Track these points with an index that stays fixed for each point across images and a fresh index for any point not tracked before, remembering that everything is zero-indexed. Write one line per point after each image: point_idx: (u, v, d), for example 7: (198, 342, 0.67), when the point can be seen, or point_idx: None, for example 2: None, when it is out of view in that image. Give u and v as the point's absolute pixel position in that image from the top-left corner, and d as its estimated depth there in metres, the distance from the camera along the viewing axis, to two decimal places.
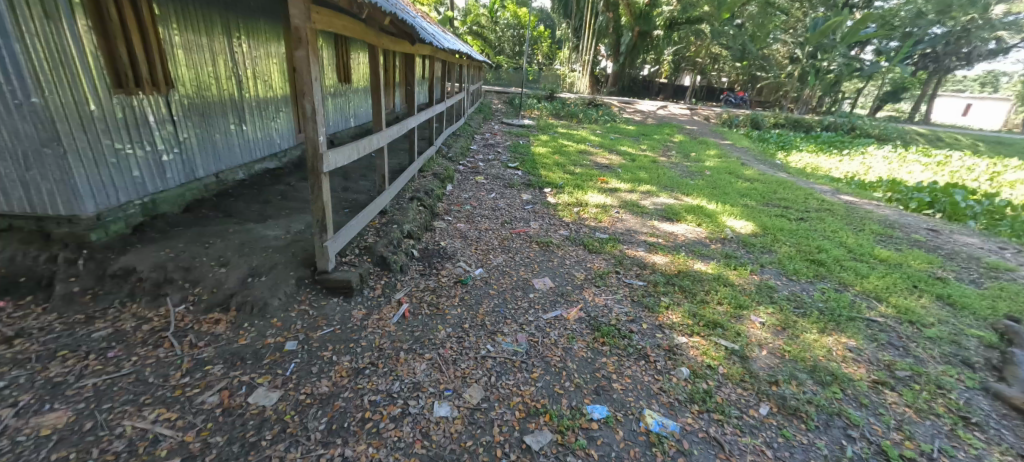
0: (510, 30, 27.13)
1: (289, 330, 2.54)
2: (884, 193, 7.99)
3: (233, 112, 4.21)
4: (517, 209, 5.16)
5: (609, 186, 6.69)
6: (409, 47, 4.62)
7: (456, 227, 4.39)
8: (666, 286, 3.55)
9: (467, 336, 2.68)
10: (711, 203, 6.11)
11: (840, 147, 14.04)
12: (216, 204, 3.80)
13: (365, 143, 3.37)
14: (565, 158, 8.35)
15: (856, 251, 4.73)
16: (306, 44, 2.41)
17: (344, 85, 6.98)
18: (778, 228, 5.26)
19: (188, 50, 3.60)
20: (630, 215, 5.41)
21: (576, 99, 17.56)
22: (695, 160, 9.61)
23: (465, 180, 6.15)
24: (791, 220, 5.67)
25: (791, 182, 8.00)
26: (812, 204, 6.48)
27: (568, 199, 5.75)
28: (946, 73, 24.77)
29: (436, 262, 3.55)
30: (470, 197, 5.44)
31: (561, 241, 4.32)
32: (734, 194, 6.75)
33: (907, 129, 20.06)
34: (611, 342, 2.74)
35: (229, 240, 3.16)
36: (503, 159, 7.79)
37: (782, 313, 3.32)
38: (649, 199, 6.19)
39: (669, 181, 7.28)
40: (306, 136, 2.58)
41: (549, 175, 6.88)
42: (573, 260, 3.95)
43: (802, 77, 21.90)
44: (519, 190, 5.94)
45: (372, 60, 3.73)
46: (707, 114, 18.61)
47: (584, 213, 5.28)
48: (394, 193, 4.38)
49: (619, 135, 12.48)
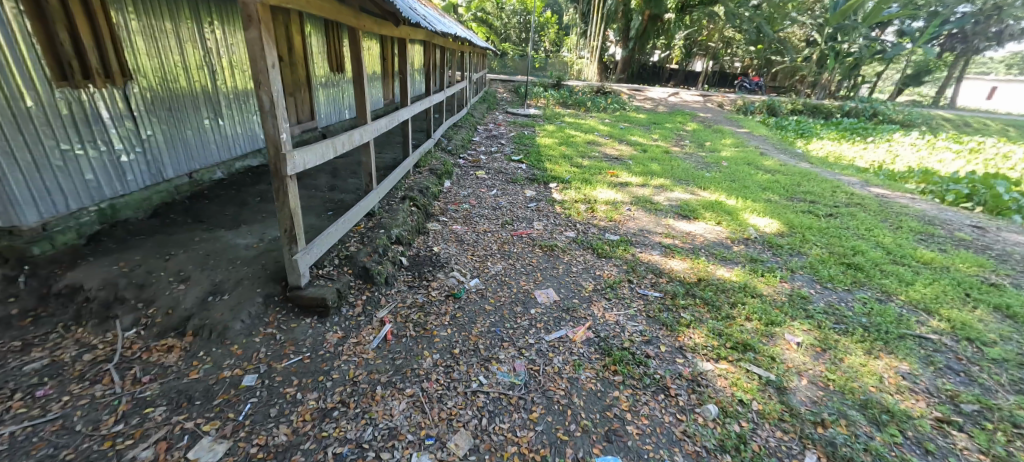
0: (516, 17, 26.36)
1: (250, 360, 2.19)
2: (917, 184, 7.44)
3: (207, 105, 3.84)
4: (520, 207, 4.77)
5: (619, 179, 6.25)
6: (395, 29, 4.14)
7: (452, 229, 4.01)
8: (686, 298, 3.15)
9: (457, 365, 2.32)
10: (731, 198, 5.65)
11: (864, 133, 13.36)
12: (186, 206, 3.46)
13: (345, 139, 2.98)
14: (573, 150, 7.89)
15: (896, 253, 4.26)
16: (259, 23, 1.97)
17: (337, 74, 6.59)
18: (807, 226, 4.80)
19: (149, 37, 3.23)
20: (643, 213, 4.99)
21: (584, 87, 16.94)
22: (711, 150, 9.09)
23: (464, 176, 5.75)
24: (819, 216, 5.20)
25: (815, 173, 7.46)
26: (841, 198, 5.99)
27: (575, 195, 5.33)
28: (973, 54, 23.63)
29: (427, 273, 3.18)
30: (469, 194, 5.06)
31: (567, 244, 3.93)
32: (755, 188, 6.25)
33: (932, 114, 19.15)
34: (624, 371, 2.36)
35: (193, 251, 2.82)
36: (507, 152, 7.37)
37: (820, 331, 2.90)
38: (663, 194, 5.75)
39: (684, 174, 6.81)
40: (267, 133, 2.20)
41: (555, 169, 6.46)
42: (580, 266, 3.55)
43: (821, 60, 20.96)
44: (523, 186, 5.54)
45: (353, 45, 3.31)
46: (720, 101, 17.90)
47: (593, 211, 4.88)
48: (384, 193, 4.00)
49: (629, 124, 11.97)
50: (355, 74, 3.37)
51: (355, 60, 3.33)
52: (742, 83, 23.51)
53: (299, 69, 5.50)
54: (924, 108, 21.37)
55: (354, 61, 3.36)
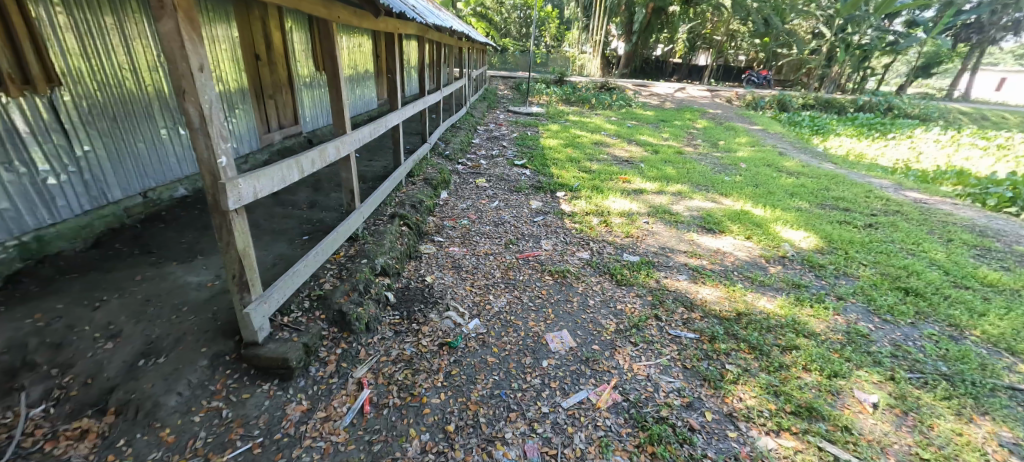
0: (517, 12, 25.75)
1: (183, 452, 1.69)
2: (953, 186, 6.88)
3: (164, 113, 3.34)
4: (525, 222, 4.24)
5: (632, 186, 5.71)
6: (369, 21, 3.54)
7: (448, 252, 3.49)
8: (728, 341, 2.63)
9: (451, 450, 1.80)
10: (758, 206, 5.12)
11: (882, 129, 12.79)
12: (137, 233, 2.95)
13: (317, 154, 2.47)
14: (579, 152, 7.36)
15: (956, 274, 3.73)
16: (175, 11, 1.46)
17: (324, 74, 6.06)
18: (847, 241, 4.28)
19: (83, 34, 2.72)
20: (662, 226, 4.46)
21: (587, 83, 16.37)
22: (726, 150, 8.54)
23: (463, 185, 5.23)
24: (858, 228, 4.68)
25: (842, 175, 6.91)
26: (876, 205, 5.47)
27: (586, 206, 4.81)
28: (988, 45, 22.93)
29: (417, 313, 2.67)
30: (468, 207, 4.53)
31: (580, 269, 3.42)
32: (781, 194, 5.72)
33: (948, 107, 18.52)
34: (665, 455, 1.84)
35: (130, 295, 2.33)
36: (509, 155, 6.83)
37: (894, 384, 2.39)
38: (681, 203, 5.22)
39: (701, 178, 6.27)
40: (200, 157, 1.69)
41: (562, 174, 5.93)
42: (598, 298, 3.04)
43: (831, 52, 20.31)
44: (528, 196, 5.01)
45: (326, 41, 2.78)
46: (728, 96, 17.29)
47: (606, 225, 4.35)
48: (370, 211, 3.48)
49: (636, 121, 11.42)
50: (331, 76, 2.86)
51: (330, 58, 2.82)
52: (750, 78, 22.83)
53: (280, 69, 4.99)
54: (938, 101, 20.71)
55: (330, 59, 2.84)
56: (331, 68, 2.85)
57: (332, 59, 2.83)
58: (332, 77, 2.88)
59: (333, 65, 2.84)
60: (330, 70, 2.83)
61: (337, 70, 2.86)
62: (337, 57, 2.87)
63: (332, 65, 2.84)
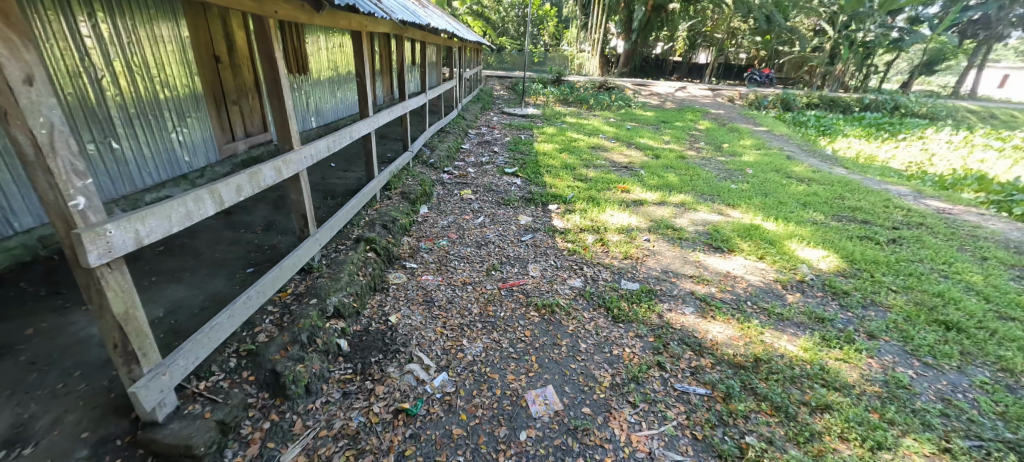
0: (514, 10, 25.34)
1: None
2: (974, 193, 6.45)
3: (92, 125, 2.90)
4: (512, 242, 3.80)
5: (632, 196, 5.27)
6: (326, 20, 3.06)
7: (421, 281, 3.05)
8: (746, 399, 2.19)
9: None
10: (769, 219, 4.68)
11: (891, 129, 12.35)
12: (50, 267, 2.52)
13: (248, 178, 2.03)
14: (576, 158, 6.93)
15: (997, 301, 3.29)
16: None
17: (300, 76, 5.62)
18: (870, 261, 3.85)
19: None
20: (665, 244, 4.02)
21: (586, 83, 15.92)
22: (731, 154, 8.08)
23: (447, 197, 4.79)
24: (880, 245, 4.25)
25: (855, 181, 6.47)
26: (897, 217, 5.03)
27: (580, 221, 4.37)
28: (995, 42, 22.45)
29: (373, 366, 2.22)
30: (450, 224, 4.09)
31: (572, 301, 2.98)
32: (793, 205, 5.28)
33: (955, 105, 18.06)
34: None
35: (12, 357, 1.89)
36: (500, 162, 6.40)
37: (951, 457, 1.95)
38: (685, 216, 4.78)
39: (706, 187, 5.83)
40: (45, 199, 1.25)
41: (556, 184, 5.48)
42: (592, 339, 2.60)
43: (834, 49, 19.86)
44: (517, 210, 4.57)
45: (263, 43, 2.34)
46: (731, 95, 16.84)
47: (603, 245, 3.91)
48: (331, 235, 3.03)
49: (636, 123, 10.98)
50: (272, 82, 2.41)
51: (268, 61, 2.37)
52: (751, 76, 22.37)
53: (245, 72, 4.55)
54: (944, 99, 20.28)
55: (269, 62, 2.40)
56: (270, 73, 2.40)
57: (271, 62, 2.38)
58: (273, 84, 2.43)
59: (272, 70, 2.40)
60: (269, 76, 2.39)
61: (278, 76, 2.41)
62: (278, 59, 2.42)
63: (271, 70, 2.40)
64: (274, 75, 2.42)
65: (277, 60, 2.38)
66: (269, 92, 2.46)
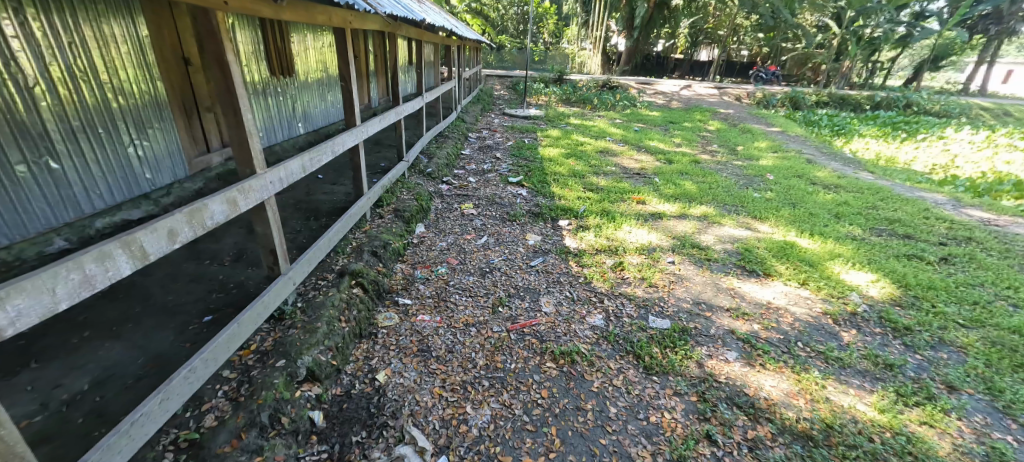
0: (514, 8, 24.88)
1: None
2: (1014, 201, 5.97)
3: (22, 142, 2.46)
4: (520, 268, 3.33)
5: (648, 208, 4.81)
6: (299, 15, 2.57)
7: (415, 323, 2.59)
8: None
9: None
10: (804, 235, 4.22)
11: (908, 128, 11.85)
12: None
13: (186, 217, 1.58)
14: (584, 164, 6.46)
15: None
16: None
17: (284, 78, 5.16)
18: (927, 287, 3.38)
19: None
20: (692, 268, 3.55)
21: (589, 82, 15.46)
22: (747, 158, 7.61)
23: (446, 212, 4.32)
24: (932, 266, 3.79)
25: (886, 188, 6.00)
26: (941, 230, 4.57)
27: (595, 240, 3.90)
28: (1005, 37, 21.93)
29: (353, 450, 1.75)
30: (449, 246, 3.62)
31: (594, 345, 2.52)
32: (826, 217, 4.82)
33: (968, 102, 17.57)
34: None
35: None
36: (503, 170, 5.92)
37: None
38: (709, 231, 4.32)
39: (727, 196, 5.37)
40: None
41: (565, 194, 5.02)
42: (622, 400, 2.14)
43: (841, 46, 19.40)
44: (524, 227, 4.11)
45: (211, 41, 1.88)
46: (737, 94, 16.37)
47: (623, 269, 3.45)
48: (309, 270, 2.55)
49: (644, 124, 10.51)
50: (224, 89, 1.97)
51: (218, 62, 1.92)
52: (757, 74, 21.87)
53: None
54: (956, 96, 19.77)
55: (219, 65, 1.93)
56: (221, 79, 1.95)
57: (222, 65, 1.92)
58: (226, 93, 1.98)
59: (222, 74, 1.94)
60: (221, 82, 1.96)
61: (231, 82, 1.96)
62: (232, 62, 1.96)
63: (223, 75, 1.95)
64: (226, 82, 1.96)
65: (230, 63, 1.92)
66: (221, 102, 2.00)
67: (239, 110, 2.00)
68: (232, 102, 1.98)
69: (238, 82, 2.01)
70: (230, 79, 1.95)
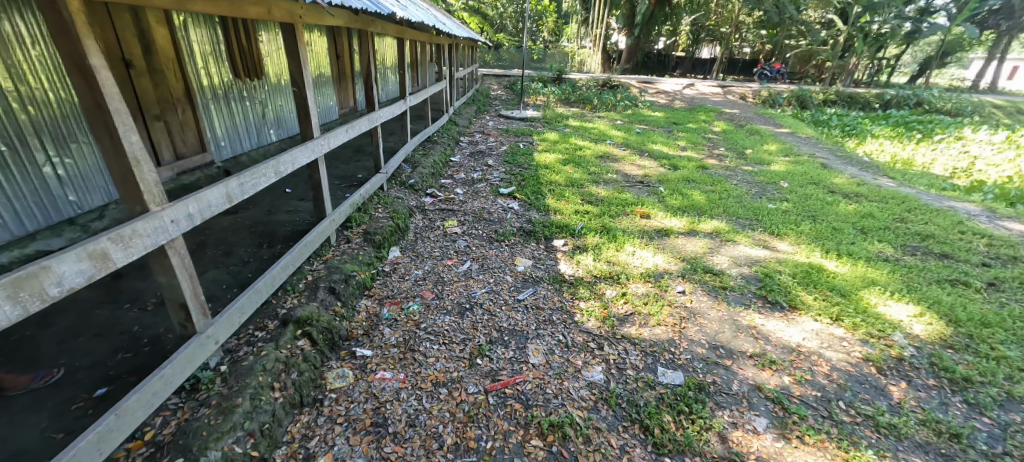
0: (513, 5, 24.37)
1: None
2: None
3: None
4: (507, 303, 2.86)
5: (653, 224, 4.33)
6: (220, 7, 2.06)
7: (372, 384, 2.11)
8: None
9: None
10: (830, 256, 3.74)
11: (921, 129, 11.33)
12: None
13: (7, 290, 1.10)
14: (583, 171, 5.98)
15: None
16: None
17: (251, 80, 4.67)
18: (980, 324, 2.90)
19: None
20: (706, 300, 3.08)
21: (589, 81, 14.96)
22: (758, 162, 7.12)
23: (426, 232, 3.84)
24: (980, 294, 3.30)
25: (911, 198, 5.51)
26: (981, 249, 4.08)
27: (594, 265, 3.42)
28: (1015, 34, 21.35)
29: None
30: (426, 274, 3.15)
31: (592, 413, 2.05)
32: (851, 233, 4.34)
33: (980, 100, 17.02)
34: None
35: None
36: (495, 179, 5.44)
37: None
38: (723, 251, 3.84)
39: (739, 208, 4.89)
40: None
41: (561, 207, 4.54)
42: None
43: (847, 42, 18.89)
44: (514, 249, 3.63)
45: (65, 38, 1.29)
46: (742, 92, 15.85)
47: (627, 302, 2.97)
48: (240, 320, 2.07)
49: (646, 125, 10.02)
50: (92, 105, 1.39)
51: (78, 68, 1.33)
52: (762, 72, 21.38)
53: (168, 78, 3.66)
54: (966, 93, 19.21)
55: (80, 70, 1.34)
56: (85, 92, 1.36)
57: (85, 74, 1.33)
58: (94, 110, 1.40)
59: (86, 85, 1.36)
60: (85, 94, 1.37)
61: (100, 97, 1.38)
62: (100, 66, 1.37)
63: (88, 87, 1.36)
64: (94, 95, 1.38)
65: (95, 70, 1.34)
66: (92, 122, 1.42)
67: (118, 135, 1.43)
68: (105, 122, 1.41)
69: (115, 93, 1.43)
70: (97, 90, 1.35)
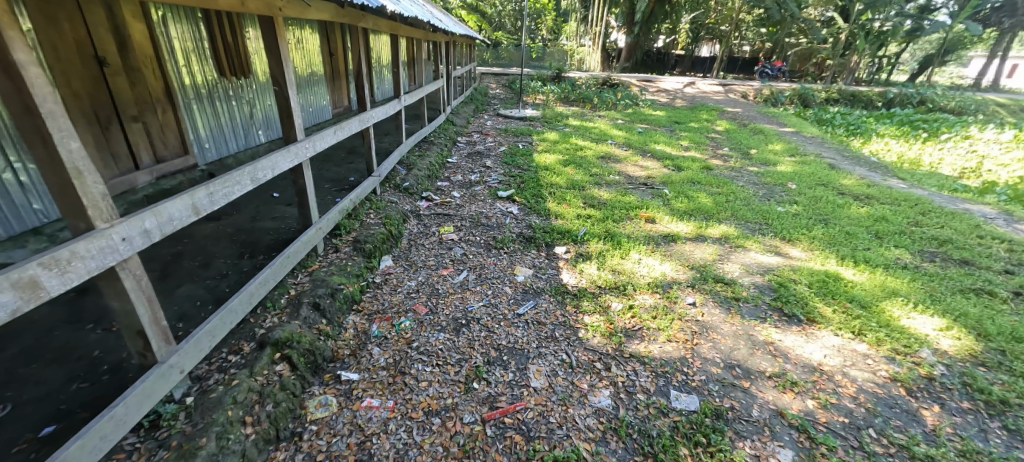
0: (511, 4, 24.13)
1: None
2: None
3: None
4: (506, 317, 2.67)
5: (659, 229, 4.13)
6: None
7: (357, 413, 1.91)
8: None
9: None
10: (846, 264, 3.56)
11: (927, 128, 11.16)
12: None
13: None
14: (584, 173, 5.78)
15: None
16: None
17: (238, 79, 4.46)
18: (1012, 338, 2.71)
19: None
20: (718, 312, 2.88)
21: (588, 79, 14.76)
22: (763, 163, 6.93)
23: (421, 238, 3.64)
24: (1008, 305, 3.11)
25: (924, 200, 5.32)
26: (1002, 255, 3.89)
27: (598, 274, 3.23)
28: (1017, 31, 21.19)
29: None
30: (420, 285, 2.95)
31: (600, 445, 1.86)
32: (866, 238, 4.15)
33: (983, 98, 16.85)
34: None
35: None
36: (493, 181, 5.24)
37: None
38: (733, 259, 3.65)
39: (748, 211, 4.70)
40: None
41: (562, 212, 4.34)
42: None
43: (849, 40, 18.71)
44: (513, 257, 3.43)
45: None
46: (744, 91, 15.66)
47: (634, 315, 2.78)
48: (211, 344, 1.87)
49: (648, 124, 9.82)
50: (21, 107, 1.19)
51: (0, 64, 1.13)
52: (763, 70, 21.20)
53: (147, 76, 3.45)
54: (968, 91, 19.05)
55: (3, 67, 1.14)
56: (11, 92, 1.16)
57: (8, 71, 1.13)
58: (23, 113, 1.20)
59: (11, 83, 1.16)
60: (12, 95, 1.17)
61: (29, 99, 1.18)
62: (28, 62, 1.17)
63: (13, 86, 1.16)
64: (21, 96, 1.17)
65: (20, 67, 1.14)
66: (22, 127, 1.22)
67: (53, 143, 1.23)
68: (36, 128, 1.20)
69: (48, 94, 1.23)
70: (23, 89, 1.15)
